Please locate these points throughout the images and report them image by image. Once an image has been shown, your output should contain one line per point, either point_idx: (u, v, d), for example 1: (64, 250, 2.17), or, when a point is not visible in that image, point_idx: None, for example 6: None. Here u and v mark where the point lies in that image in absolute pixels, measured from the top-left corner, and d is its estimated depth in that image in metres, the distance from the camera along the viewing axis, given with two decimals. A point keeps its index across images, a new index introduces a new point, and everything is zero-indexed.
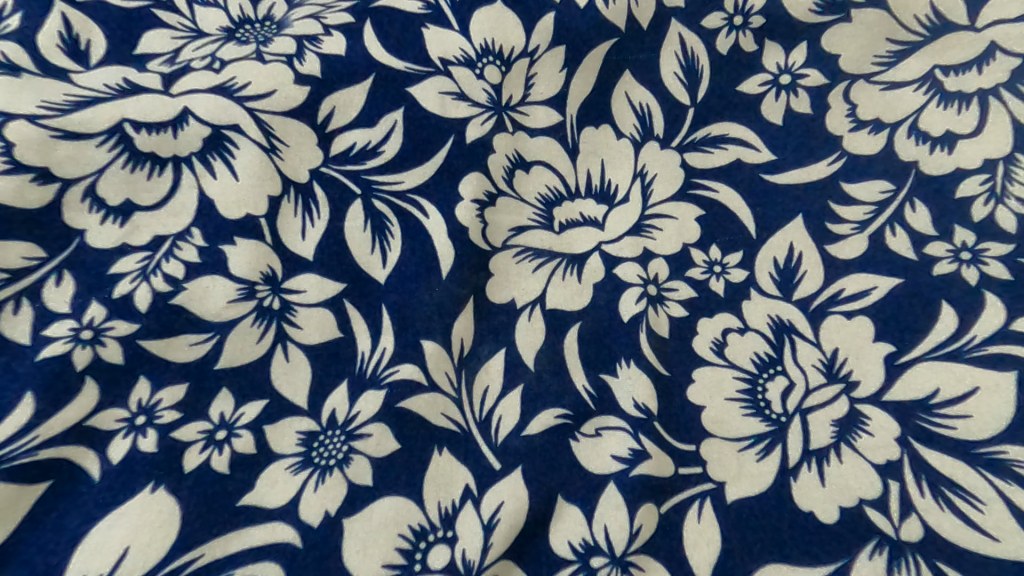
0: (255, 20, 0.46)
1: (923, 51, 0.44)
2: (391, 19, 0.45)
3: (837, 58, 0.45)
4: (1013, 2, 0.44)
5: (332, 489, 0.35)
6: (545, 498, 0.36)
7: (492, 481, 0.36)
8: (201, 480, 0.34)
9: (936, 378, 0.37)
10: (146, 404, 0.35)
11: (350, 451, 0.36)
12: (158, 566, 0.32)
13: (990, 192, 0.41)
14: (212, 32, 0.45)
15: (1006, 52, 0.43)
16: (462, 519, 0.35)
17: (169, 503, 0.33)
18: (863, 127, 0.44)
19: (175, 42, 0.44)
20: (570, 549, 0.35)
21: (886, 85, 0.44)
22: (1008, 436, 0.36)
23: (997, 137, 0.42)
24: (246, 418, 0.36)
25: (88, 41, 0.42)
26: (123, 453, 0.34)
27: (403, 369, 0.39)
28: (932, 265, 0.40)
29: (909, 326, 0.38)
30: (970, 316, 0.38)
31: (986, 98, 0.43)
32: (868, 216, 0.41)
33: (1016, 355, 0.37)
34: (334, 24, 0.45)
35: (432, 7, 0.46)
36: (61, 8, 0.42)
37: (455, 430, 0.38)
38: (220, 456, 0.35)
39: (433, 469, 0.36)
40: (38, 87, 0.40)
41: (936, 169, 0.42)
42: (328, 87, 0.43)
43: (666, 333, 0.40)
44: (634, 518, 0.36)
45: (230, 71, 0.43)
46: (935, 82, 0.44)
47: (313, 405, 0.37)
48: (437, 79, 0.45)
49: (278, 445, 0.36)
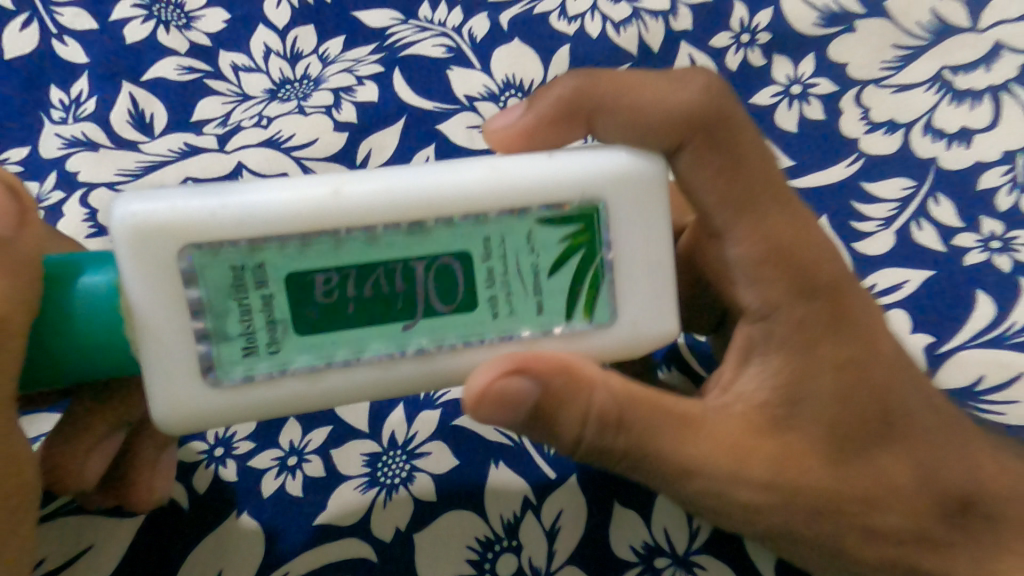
0: (294, 80, 0.48)
1: (929, 54, 0.43)
2: (419, 64, 0.49)
3: (845, 67, 0.44)
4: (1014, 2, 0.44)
5: (399, 505, 0.37)
6: (602, 505, 0.37)
7: (550, 490, 0.38)
8: (279, 503, 0.36)
9: (982, 364, 0.38)
10: (223, 436, 0.38)
11: (413, 469, 0.38)
12: None
13: (1012, 183, 0.40)
14: (256, 94, 0.47)
15: (1013, 50, 0.43)
16: (526, 528, 0.37)
17: (253, 525, 0.36)
18: (877, 129, 0.43)
19: (224, 106, 0.47)
20: (632, 552, 0.36)
21: (896, 88, 0.43)
22: None
23: (1013, 130, 0.41)
24: (313, 445, 0.38)
25: (152, 113, 0.46)
26: (207, 481, 0.37)
27: (455, 389, 0.40)
28: (962, 256, 0.39)
29: (948, 316, 0.38)
30: (1008, 304, 0.38)
31: (998, 94, 0.42)
32: (892, 213, 0.41)
33: None
34: (366, 74, 0.48)
35: (454, 50, 0.49)
36: (128, 87, 0.46)
37: (509, 444, 0.39)
38: (294, 480, 0.37)
39: (492, 483, 0.38)
40: (114, 157, 0.44)
41: (957, 163, 0.41)
42: (364, 131, 0.47)
43: (706, 352, 0.42)
44: (693, 520, 0.37)
45: (277, 125, 0.47)
46: (946, 81, 0.43)
47: (374, 428, 0.39)
48: (465, 115, 0.48)
49: (345, 467, 0.38)
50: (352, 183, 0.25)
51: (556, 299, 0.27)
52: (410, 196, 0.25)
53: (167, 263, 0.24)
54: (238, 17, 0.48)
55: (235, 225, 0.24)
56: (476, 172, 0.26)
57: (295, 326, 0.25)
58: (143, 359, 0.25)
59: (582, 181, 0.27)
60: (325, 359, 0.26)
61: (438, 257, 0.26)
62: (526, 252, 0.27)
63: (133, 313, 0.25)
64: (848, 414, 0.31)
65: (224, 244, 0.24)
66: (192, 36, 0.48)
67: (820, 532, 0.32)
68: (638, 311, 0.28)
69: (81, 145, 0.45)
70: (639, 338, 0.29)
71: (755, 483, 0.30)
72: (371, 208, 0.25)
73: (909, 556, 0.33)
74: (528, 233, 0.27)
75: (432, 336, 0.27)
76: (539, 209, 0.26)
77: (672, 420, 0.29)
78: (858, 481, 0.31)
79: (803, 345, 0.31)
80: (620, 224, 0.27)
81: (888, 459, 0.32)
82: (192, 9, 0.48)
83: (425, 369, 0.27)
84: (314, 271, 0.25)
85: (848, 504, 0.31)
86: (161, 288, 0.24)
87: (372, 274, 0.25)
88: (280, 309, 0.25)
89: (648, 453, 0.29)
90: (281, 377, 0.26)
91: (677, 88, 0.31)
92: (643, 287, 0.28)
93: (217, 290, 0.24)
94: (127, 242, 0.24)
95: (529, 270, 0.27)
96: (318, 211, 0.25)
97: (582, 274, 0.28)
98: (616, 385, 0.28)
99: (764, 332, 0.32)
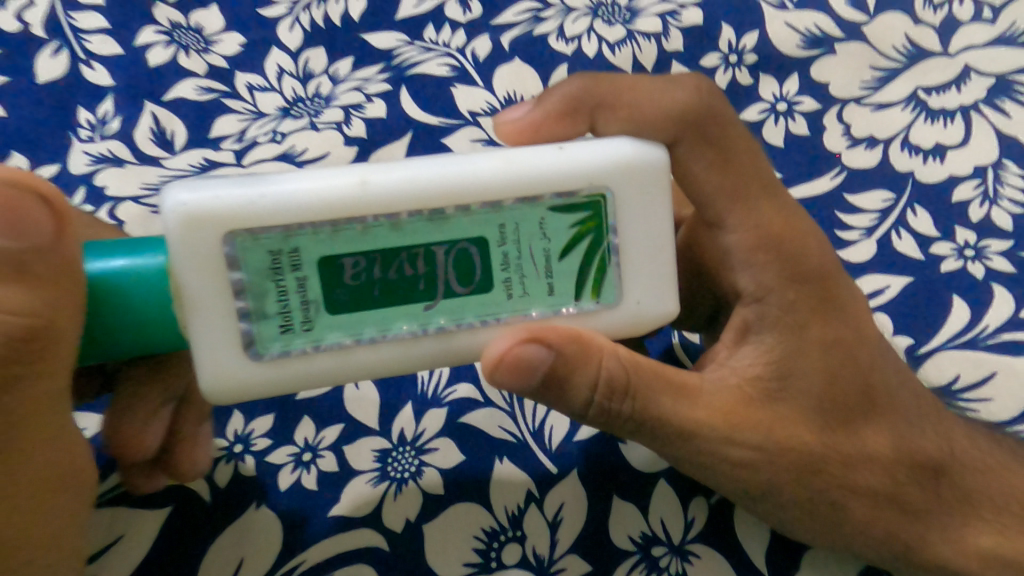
0: (306, 98, 0.51)
1: (904, 76, 0.46)
2: (425, 83, 0.52)
3: (826, 86, 0.47)
4: (981, 29, 0.47)
5: (409, 498, 0.39)
6: (602, 497, 0.39)
7: (552, 484, 0.39)
8: (295, 497, 0.38)
9: (959, 365, 0.40)
10: (242, 434, 0.40)
11: (421, 464, 0.40)
12: (276, 567, 0.36)
13: (983, 196, 0.43)
14: (271, 112, 0.50)
15: (981, 73, 0.46)
16: (529, 520, 0.38)
17: (271, 518, 0.38)
18: (858, 144, 0.45)
19: (241, 124, 0.50)
20: (631, 542, 0.38)
21: (874, 106, 0.46)
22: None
23: (983, 146, 0.44)
24: (327, 441, 0.40)
25: (173, 131, 0.49)
26: (227, 477, 0.38)
27: (461, 388, 0.42)
28: (939, 264, 0.42)
29: (926, 318, 0.41)
30: (982, 308, 0.40)
31: (968, 113, 0.45)
32: (873, 222, 0.43)
33: None
34: (375, 92, 0.51)
35: (458, 69, 0.52)
36: (151, 107, 0.49)
37: (513, 440, 0.41)
38: (309, 475, 0.39)
39: (497, 477, 0.40)
40: (139, 172, 0.47)
41: (932, 177, 0.44)
42: (373, 146, 0.50)
43: (700, 355, 0.45)
44: (688, 510, 0.39)
45: (292, 141, 0.49)
46: (920, 101, 0.45)
47: (384, 426, 0.41)
48: (469, 129, 0.51)
49: (357, 462, 0.40)
50: (378, 173, 0.27)
51: (566, 280, 0.30)
52: (433, 186, 0.28)
53: (210, 249, 0.26)
54: (253, 40, 0.52)
55: (271, 211, 0.26)
56: (493, 165, 0.28)
57: (325, 306, 0.28)
58: (190, 335, 0.27)
59: (591, 172, 0.29)
60: (354, 336, 0.28)
61: (457, 242, 0.28)
62: (538, 238, 0.29)
63: (182, 294, 0.27)
64: (836, 388, 0.34)
65: (261, 229, 0.26)
66: (210, 59, 0.51)
67: (805, 493, 0.35)
68: (642, 291, 0.31)
69: (108, 161, 0.47)
70: (642, 318, 0.31)
71: (747, 445, 0.33)
72: (396, 197, 0.27)
73: (885, 518, 0.36)
74: (540, 220, 0.29)
75: (452, 315, 0.29)
76: (551, 198, 0.29)
77: (670, 389, 0.32)
78: (840, 447, 0.35)
79: (793, 326, 0.34)
80: (625, 212, 0.30)
81: (869, 430, 0.35)
82: (211, 34, 0.51)
83: (444, 346, 0.29)
84: (343, 255, 0.27)
85: (830, 469, 0.35)
86: (208, 271, 0.26)
87: (396, 258, 0.28)
88: (313, 291, 0.27)
89: (653, 418, 0.31)
90: (314, 351, 0.28)
91: (675, 91, 0.35)
92: (644, 269, 0.30)
93: (257, 273, 0.27)
94: (176, 228, 0.26)
95: (541, 255, 0.29)
96: (347, 199, 0.27)
97: (590, 259, 0.30)
98: (619, 354, 0.30)
99: (758, 313, 0.35)
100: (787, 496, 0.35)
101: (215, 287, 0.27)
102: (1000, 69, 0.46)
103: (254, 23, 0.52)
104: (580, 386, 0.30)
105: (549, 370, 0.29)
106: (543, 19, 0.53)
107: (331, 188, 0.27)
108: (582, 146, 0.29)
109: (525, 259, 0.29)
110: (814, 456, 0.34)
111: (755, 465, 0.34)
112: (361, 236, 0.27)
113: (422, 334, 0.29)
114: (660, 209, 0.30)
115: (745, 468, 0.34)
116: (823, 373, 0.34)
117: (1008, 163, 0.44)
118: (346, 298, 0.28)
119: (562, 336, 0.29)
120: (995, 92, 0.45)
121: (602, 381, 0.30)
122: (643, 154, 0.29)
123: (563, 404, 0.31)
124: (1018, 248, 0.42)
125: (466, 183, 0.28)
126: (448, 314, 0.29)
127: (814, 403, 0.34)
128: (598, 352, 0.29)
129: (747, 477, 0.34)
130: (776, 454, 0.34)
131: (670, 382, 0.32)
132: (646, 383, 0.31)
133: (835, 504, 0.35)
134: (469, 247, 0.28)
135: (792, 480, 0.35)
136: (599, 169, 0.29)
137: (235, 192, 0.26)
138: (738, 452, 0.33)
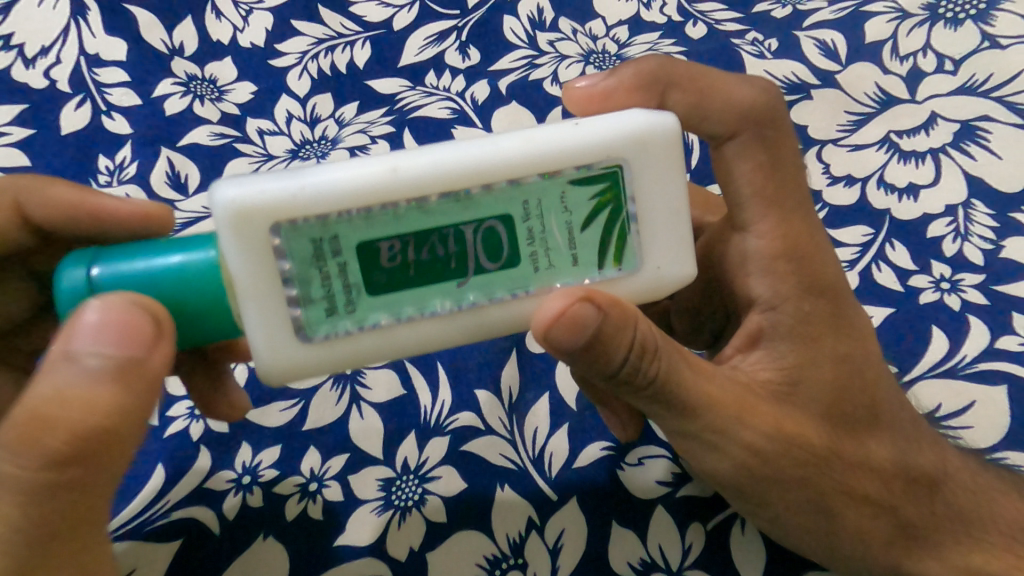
0: (314, 140, 0.54)
1: (876, 120, 0.49)
2: (428, 126, 0.55)
3: (804, 128, 0.50)
4: (946, 79, 0.50)
5: (412, 527, 0.40)
6: (601, 524, 0.40)
7: (553, 511, 0.40)
8: (302, 527, 0.39)
9: (942, 393, 0.41)
10: (250, 465, 0.41)
11: (425, 493, 0.41)
12: None
13: (955, 232, 0.45)
14: (280, 154, 0.53)
15: (947, 119, 0.49)
16: (530, 547, 0.39)
17: (278, 548, 0.38)
18: (837, 182, 0.48)
19: (251, 166, 0.52)
20: (630, 568, 0.39)
21: (851, 147, 0.49)
22: (1008, 442, 0.41)
23: (952, 185, 0.47)
24: (333, 471, 0.41)
25: (187, 174, 0.51)
26: (235, 509, 0.39)
27: (463, 416, 0.44)
28: (917, 296, 0.44)
29: (908, 347, 0.43)
30: (960, 338, 0.42)
31: (937, 155, 0.48)
32: (855, 256, 0.45)
33: (1005, 370, 0.41)
34: (379, 135, 0.54)
35: (458, 112, 0.55)
36: (167, 152, 0.52)
37: (513, 468, 0.42)
38: (315, 505, 0.40)
39: (499, 505, 0.41)
40: None
41: (907, 215, 0.46)
42: None
43: None
44: (685, 537, 0.39)
45: None
46: (893, 143, 0.48)
47: (387, 456, 0.42)
48: None
49: (362, 492, 0.41)
50: (406, 160, 0.29)
51: (589, 251, 0.31)
52: (458, 168, 0.29)
53: (261, 244, 0.28)
54: (264, 89, 0.55)
55: (316, 201, 0.28)
56: (513, 144, 0.30)
57: (367, 289, 0.30)
58: (244, 321, 0.29)
59: (607, 145, 0.30)
60: (393, 315, 0.30)
61: (484, 220, 0.30)
62: (560, 211, 0.30)
63: (233, 281, 0.29)
64: (844, 392, 0.36)
65: (304, 220, 0.28)
66: (224, 107, 0.54)
67: (810, 489, 0.36)
68: (662, 256, 0.32)
69: None
70: (663, 282, 0.33)
71: (760, 433, 0.34)
72: (425, 180, 0.29)
73: (876, 526, 0.37)
74: (561, 193, 0.30)
75: (482, 290, 0.31)
76: (569, 171, 0.30)
77: (690, 362, 0.33)
78: (843, 451, 0.36)
79: (806, 334, 0.36)
80: (640, 182, 0.31)
81: (870, 441, 0.37)
82: (225, 84, 0.55)
83: (478, 320, 0.31)
84: (380, 240, 0.29)
85: (832, 472, 0.36)
86: (256, 259, 0.28)
87: (428, 239, 0.29)
88: (354, 275, 0.29)
89: (677, 388, 0.32)
90: (358, 332, 0.30)
91: (742, 89, 0.39)
92: (662, 233, 0.32)
93: (302, 262, 0.29)
94: (227, 224, 0.28)
95: (565, 227, 0.31)
96: (380, 183, 0.29)
97: (611, 226, 0.31)
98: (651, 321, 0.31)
99: (773, 321, 0.37)
100: (795, 487, 0.36)
101: (260, 262, 0.29)
102: (963, 114, 0.49)
103: (267, 73, 0.55)
104: (616, 348, 0.30)
105: (590, 331, 0.29)
106: (538, 65, 0.56)
107: (367, 176, 0.29)
108: (595, 121, 0.31)
109: (551, 231, 0.31)
110: (817, 459, 0.36)
111: (769, 450, 0.35)
112: (398, 221, 0.29)
113: (459, 310, 0.31)
114: (673, 175, 0.31)
115: (758, 458, 0.35)
116: (833, 373, 0.36)
117: (976, 202, 0.46)
118: (385, 281, 0.30)
119: (605, 297, 0.29)
120: (961, 136, 0.48)
121: (635, 345, 0.30)
122: (656, 122, 0.31)
123: (597, 366, 0.31)
124: (991, 281, 0.44)
125: (488, 163, 0.29)
126: (481, 289, 0.31)
127: (822, 402, 0.36)
128: (633, 319, 0.30)
129: (761, 466, 0.35)
130: (786, 445, 0.35)
131: (695, 363, 0.34)
132: (674, 359, 0.32)
133: (833, 505, 0.36)
134: (495, 224, 0.30)
135: (799, 476, 0.36)
136: (615, 141, 0.30)
137: (280, 185, 0.28)
138: (751, 436, 0.34)
